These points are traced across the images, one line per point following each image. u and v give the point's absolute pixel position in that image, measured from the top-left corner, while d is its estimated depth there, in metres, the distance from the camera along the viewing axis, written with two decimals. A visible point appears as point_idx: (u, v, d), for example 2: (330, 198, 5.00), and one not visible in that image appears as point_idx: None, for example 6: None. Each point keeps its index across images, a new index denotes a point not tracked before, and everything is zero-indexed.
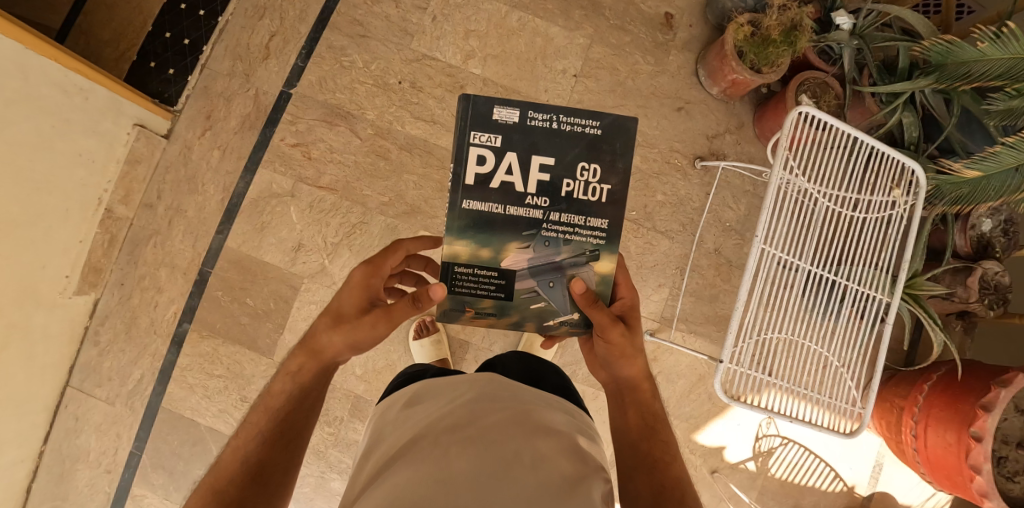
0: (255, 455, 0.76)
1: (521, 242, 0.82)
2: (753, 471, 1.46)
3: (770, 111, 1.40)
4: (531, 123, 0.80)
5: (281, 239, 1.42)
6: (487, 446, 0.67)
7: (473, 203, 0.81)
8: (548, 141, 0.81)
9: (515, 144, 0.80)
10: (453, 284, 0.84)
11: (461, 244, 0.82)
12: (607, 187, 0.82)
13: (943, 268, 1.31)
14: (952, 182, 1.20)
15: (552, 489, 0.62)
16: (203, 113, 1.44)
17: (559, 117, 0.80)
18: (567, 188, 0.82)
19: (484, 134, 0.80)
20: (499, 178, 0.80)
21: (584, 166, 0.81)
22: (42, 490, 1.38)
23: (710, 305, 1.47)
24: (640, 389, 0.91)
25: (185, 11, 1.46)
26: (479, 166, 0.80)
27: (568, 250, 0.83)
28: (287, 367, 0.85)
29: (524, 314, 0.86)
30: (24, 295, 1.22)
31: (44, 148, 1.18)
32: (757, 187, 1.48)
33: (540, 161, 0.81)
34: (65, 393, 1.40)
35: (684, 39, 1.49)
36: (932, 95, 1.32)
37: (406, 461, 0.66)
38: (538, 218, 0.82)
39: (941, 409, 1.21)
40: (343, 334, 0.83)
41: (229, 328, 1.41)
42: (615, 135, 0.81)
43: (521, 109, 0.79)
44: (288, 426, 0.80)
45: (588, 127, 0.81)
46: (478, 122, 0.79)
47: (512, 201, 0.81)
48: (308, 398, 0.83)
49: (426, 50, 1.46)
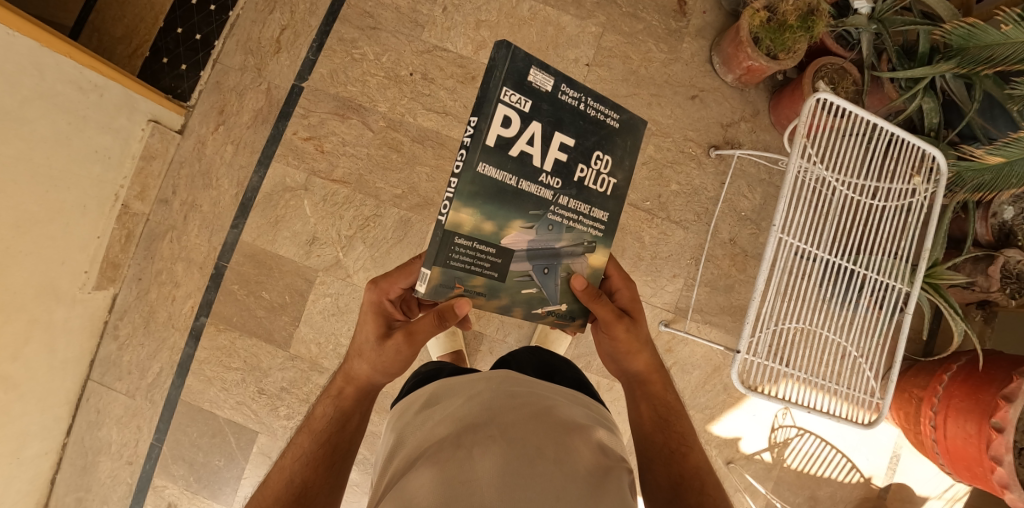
0: (300, 475, 0.80)
1: (526, 221, 0.78)
2: (769, 462, 1.45)
3: (787, 97, 1.38)
4: (561, 98, 0.78)
5: (295, 233, 1.43)
6: (506, 443, 0.67)
7: (489, 166, 0.73)
8: (572, 121, 0.79)
9: (542, 115, 0.76)
10: (447, 255, 0.75)
11: (467, 211, 0.74)
12: (612, 180, 0.84)
13: (963, 256, 1.28)
14: (972, 168, 1.17)
15: (575, 483, 0.63)
16: (216, 108, 1.44)
17: (587, 100, 0.80)
18: (580, 174, 0.81)
19: (515, 94, 0.73)
20: (519, 147, 0.75)
21: (598, 155, 0.82)
22: (66, 480, 1.41)
23: (725, 296, 1.46)
24: (650, 381, 0.92)
25: (196, 6, 1.46)
26: (503, 128, 0.74)
27: (569, 238, 0.82)
28: (334, 390, 0.90)
29: (513, 298, 0.82)
30: (43, 291, 1.24)
31: (61, 145, 1.19)
32: (773, 175, 1.46)
33: (561, 140, 0.79)
34: (86, 386, 1.42)
35: (697, 26, 1.47)
36: (952, 79, 1.29)
37: (430, 459, 0.67)
38: (548, 198, 0.79)
39: (961, 400, 1.20)
40: (370, 361, 0.87)
41: (245, 321, 1.42)
42: (626, 133, 0.84)
43: (556, 80, 0.76)
44: (333, 449, 0.83)
45: (608, 117, 0.82)
46: (512, 77, 0.72)
47: (527, 174, 0.77)
48: (354, 420, 0.87)
49: (437, 41, 1.45)
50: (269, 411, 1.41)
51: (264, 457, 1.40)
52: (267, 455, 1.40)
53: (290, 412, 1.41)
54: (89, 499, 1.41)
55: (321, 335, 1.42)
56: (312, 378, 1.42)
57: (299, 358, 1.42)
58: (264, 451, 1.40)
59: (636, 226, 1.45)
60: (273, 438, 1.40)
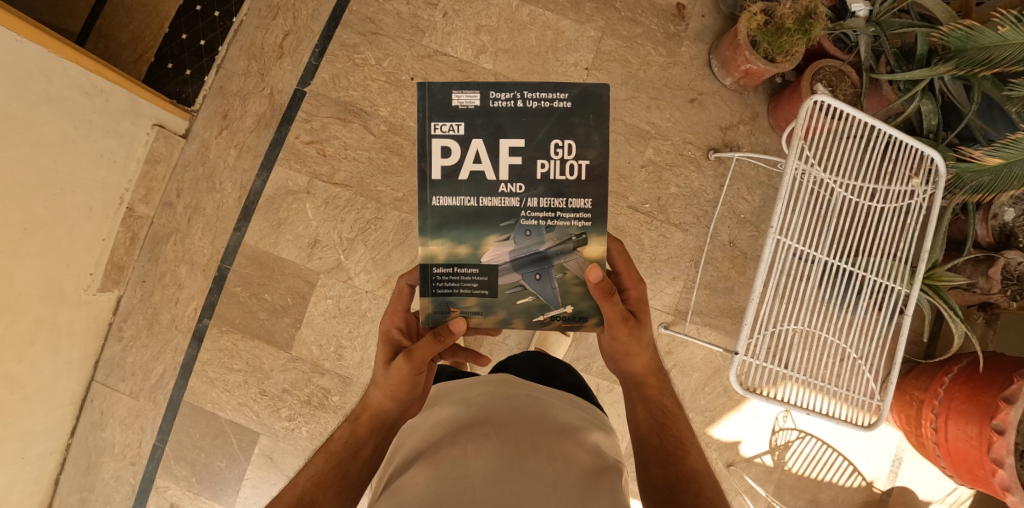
0: (309, 494, 0.76)
1: (499, 234, 0.81)
2: (770, 466, 1.45)
3: (785, 100, 1.38)
4: (493, 104, 0.79)
5: (297, 235, 1.44)
6: (504, 442, 0.68)
7: (444, 198, 0.80)
8: (513, 122, 0.79)
9: (478, 130, 0.79)
10: (434, 285, 0.82)
11: (436, 244, 0.81)
12: (584, 162, 0.81)
13: (963, 258, 1.28)
14: (972, 170, 1.18)
15: (569, 481, 0.63)
16: (220, 113, 1.46)
17: (522, 95, 0.78)
18: (542, 170, 0.80)
19: (444, 123, 0.79)
20: (468, 169, 0.80)
21: (557, 144, 0.80)
22: (70, 480, 1.42)
23: (724, 298, 1.46)
24: (647, 384, 0.91)
25: (201, 12, 1.48)
26: (444, 158, 0.80)
27: (552, 238, 0.81)
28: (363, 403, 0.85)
29: (510, 310, 0.84)
30: (48, 293, 1.26)
31: (68, 149, 1.22)
32: (772, 178, 1.46)
33: (508, 145, 0.80)
34: (90, 387, 1.43)
35: (696, 29, 1.48)
36: (951, 81, 1.29)
37: (428, 458, 0.68)
38: (515, 206, 0.81)
39: (962, 402, 1.20)
40: (381, 389, 0.83)
41: (248, 323, 1.43)
42: (585, 106, 0.79)
43: (481, 91, 0.78)
44: (345, 476, 0.78)
45: (557, 100, 0.79)
46: (436, 111, 0.79)
47: (484, 190, 0.81)
48: (367, 449, 0.82)
49: (438, 45, 1.47)
50: (271, 412, 1.42)
51: (266, 458, 1.41)
52: (269, 457, 1.41)
53: (292, 413, 1.42)
54: (93, 499, 1.42)
55: (322, 337, 1.43)
56: (313, 380, 1.43)
57: (301, 359, 1.43)
58: (265, 453, 1.41)
59: (636, 229, 1.45)
60: (275, 440, 1.41)
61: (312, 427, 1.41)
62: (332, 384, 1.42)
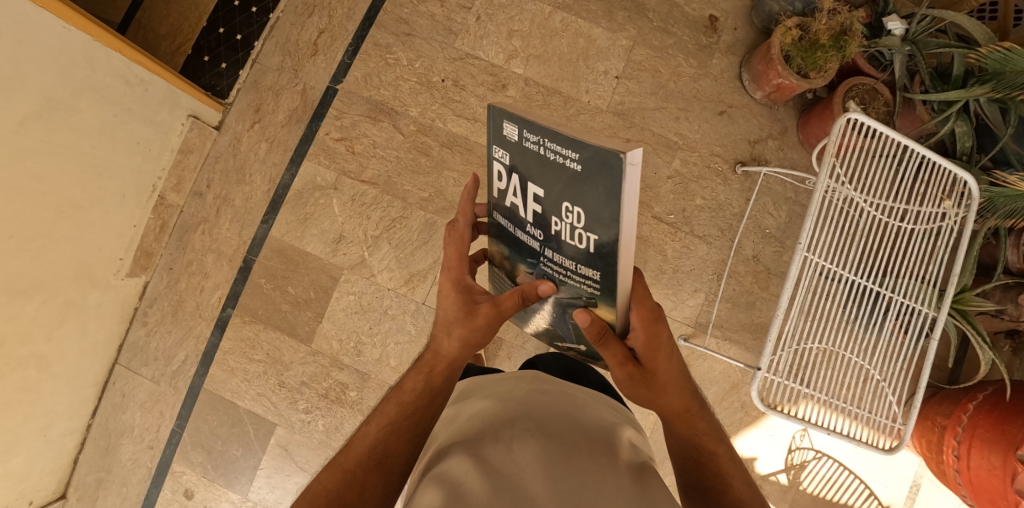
0: (382, 443, 0.77)
1: (527, 267, 0.78)
2: (785, 484, 1.43)
3: (816, 116, 1.37)
4: (525, 143, 0.62)
5: (323, 231, 1.46)
6: (545, 436, 0.69)
7: (499, 218, 0.76)
8: (538, 168, 0.63)
9: (516, 160, 0.65)
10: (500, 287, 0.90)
11: (495, 250, 0.82)
12: (593, 236, 0.63)
13: (993, 283, 1.26)
14: (1006, 194, 1.17)
15: (617, 476, 0.65)
16: (253, 107, 1.48)
17: (545, 142, 0.59)
18: (556, 227, 0.67)
19: (499, 150, 0.66)
20: (507, 197, 0.71)
21: (567, 207, 0.63)
22: (89, 460, 1.45)
23: (746, 312, 1.45)
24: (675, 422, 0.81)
25: (238, 7, 1.51)
26: (496, 182, 0.71)
27: (565, 291, 0.74)
28: (439, 349, 0.82)
29: (543, 330, 0.90)
30: (80, 275, 1.29)
31: (106, 137, 1.25)
32: (799, 194, 1.45)
33: (534, 191, 0.66)
34: (114, 369, 1.47)
35: (728, 42, 1.48)
36: (987, 103, 1.27)
37: (468, 450, 0.69)
38: (536, 249, 0.73)
39: (985, 431, 1.17)
40: (459, 336, 0.79)
41: (270, 315, 1.45)
42: (596, 174, 0.57)
43: (516, 123, 0.60)
44: (419, 424, 0.79)
45: (566, 159, 0.58)
46: (492, 135, 0.65)
47: (516, 225, 0.73)
48: (441, 399, 0.81)
49: (470, 49, 1.48)
50: (288, 404, 1.44)
51: (281, 449, 1.43)
52: (284, 448, 1.43)
53: (309, 406, 1.43)
54: (110, 480, 1.45)
55: (343, 332, 1.45)
56: (332, 374, 1.44)
57: (321, 353, 1.45)
58: (281, 443, 1.43)
59: (659, 239, 1.45)
60: (291, 431, 1.43)
61: (328, 421, 1.42)
62: (350, 379, 1.44)
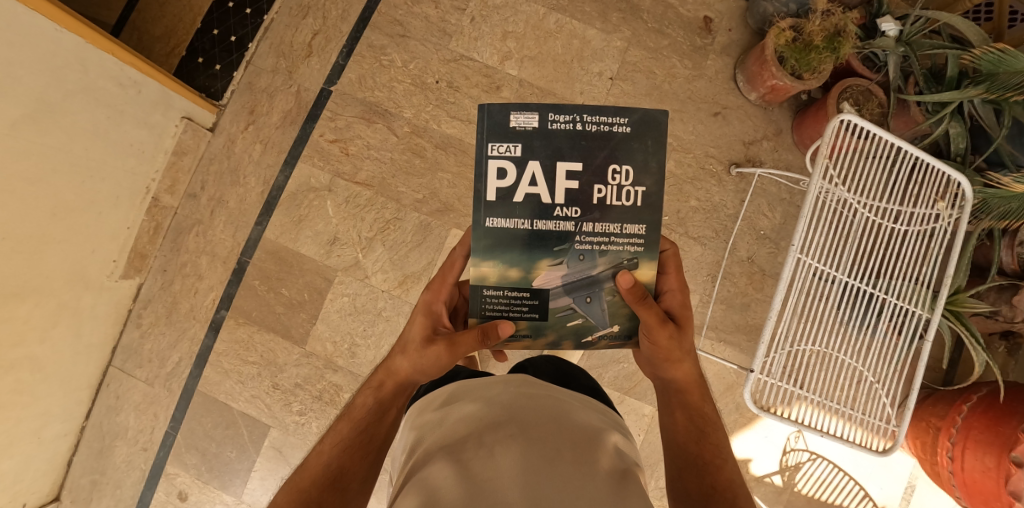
0: (336, 461, 0.83)
1: (553, 258, 0.80)
2: (779, 486, 1.43)
3: (810, 117, 1.37)
4: (552, 126, 0.76)
5: (317, 232, 1.46)
6: (531, 441, 0.69)
7: (497, 220, 0.78)
8: (573, 145, 0.77)
9: (536, 152, 0.77)
10: (482, 305, 0.83)
11: (487, 265, 0.80)
12: (641, 189, 0.79)
13: (987, 284, 1.26)
14: (999, 196, 1.17)
15: (598, 482, 0.65)
16: (247, 108, 1.48)
17: (582, 117, 0.77)
18: (598, 195, 0.79)
19: (501, 144, 0.76)
20: (521, 191, 0.78)
21: (615, 170, 0.78)
22: (83, 462, 1.45)
23: (741, 314, 1.45)
24: (689, 392, 0.91)
25: (233, 9, 1.51)
26: (500, 180, 0.77)
27: (605, 262, 0.81)
28: (389, 368, 0.90)
29: (561, 332, 0.85)
30: (73, 278, 1.28)
31: (100, 139, 1.24)
32: (794, 195, 1.45)
33: (567, 168, 0.78)
34: (107, 371, 1.46)
35: (722, 43, 1.48)
36: (981, 105, 1.27)
37: (451, 456, 0.69)
38: (569, 230, 0.79)
39: (980, 432, 1.17)
40: (411, 360, 0.88)
41: (264, 317, 1.45)
42: (644, 132, 0.78)
43: (540, 113, 0.76)
44: (371, 440, 0.86)
45: (616, 125, 0.77)
46: (494, 132, 0.76)
47: (539, 213, 0.79)
48: (391, 413, 0.89)
49: (464, 50, 1.48)
50: (282, 406, 1.44)
51: (275, 451, 1.43)
52: (278, 450, 1.43)
53: (303, 408, 1.43)
54: (104, 482, 1.44)
55: (337, 334, 1.44)
56: (326, 376, 1.44)
57: (315, 355, 1.44)
58: (275, 445, 1.43)
59: None
60: (285, 433, 1.43)
61: (322, 423, 1.42)
62: (344, 381, 1.43)
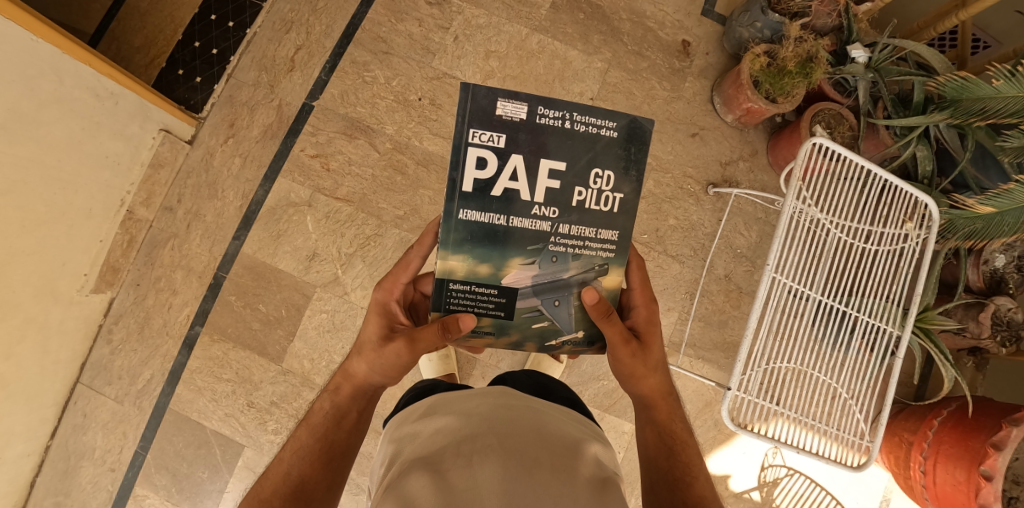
0: (298, 469, 0.81)
1: (525, 257, 0.81)
2: (758, 501, 1.44)
3: (784, 139, 1.41)
4: (540, 121, 0.77)
5: (296, 248, 1.44)
6: (509, 451, 0.69)
7: (472, 212, 0.78)
8: (559, 144, 0.78)
9: (520, 145, 0.77)
10: (448, 298, 0.82)
11: (457, 259, 0.80)
12: (619, 196, 0.81)
13: (955, 302, 1.29)
14: (964, 216, 1.21)
15: (575, 494, 0.64)
16: (227, 121, 1.47)
17: (571, 116, 0.77)
18: (578, 198, 0.80)
19: (485, 132, 0.76)
20: (500, 184, 0.78)
21: (598, 173, 0.79)
22: (45, 485, 1.39)
23: (718, 331, 1.47)
24: (656, 407, 0.93)
25: (215, 21, 1.50)
26: (479, 170, 0.77)
27: (577, 266, 0.82)
28: (349, 371, 0.91)
29: (525, 333, 0.86)
30: (42, 292, 1.25)
31: (74, 151, 1.22)
32: (769, 215, 1.48)
33: (550, 166, 0.78)
34: (75, 389, 1.41)
35: (700, 66, 1.51)
36: (946, 129, 1.32)
37: (427, 467, 0.68)
38: (546, 230, 0.80)
39: (951, 446, 1.19)
40: (369, 361, 0.89)
41: (240, 333, 1.43)
42: (630, 140, 0.79)
43: (529, 105, 0.76)
44: (333, 445, 0.85)
45: (604, 128, 0.78)
46: (478, 117, 0.75)
47: (515, 210, 0.79)
48: (351, 417, 0.88)
49: (447, 68, 1.49)
50: (257, 425, 1.41)
51: (248, 471, 1.39)
52: (252, 470, 1.39)
53: (279, 427, 1.40)
54: (68, 504, 1.39)
55: (315, 351, 1.42)
56: (303, 394, 1.41)
57: (292, 373, 1.42)
58: (248, 466, 1.40)
59: None
60: (259, 453, 1.40)
61: None
62: None
